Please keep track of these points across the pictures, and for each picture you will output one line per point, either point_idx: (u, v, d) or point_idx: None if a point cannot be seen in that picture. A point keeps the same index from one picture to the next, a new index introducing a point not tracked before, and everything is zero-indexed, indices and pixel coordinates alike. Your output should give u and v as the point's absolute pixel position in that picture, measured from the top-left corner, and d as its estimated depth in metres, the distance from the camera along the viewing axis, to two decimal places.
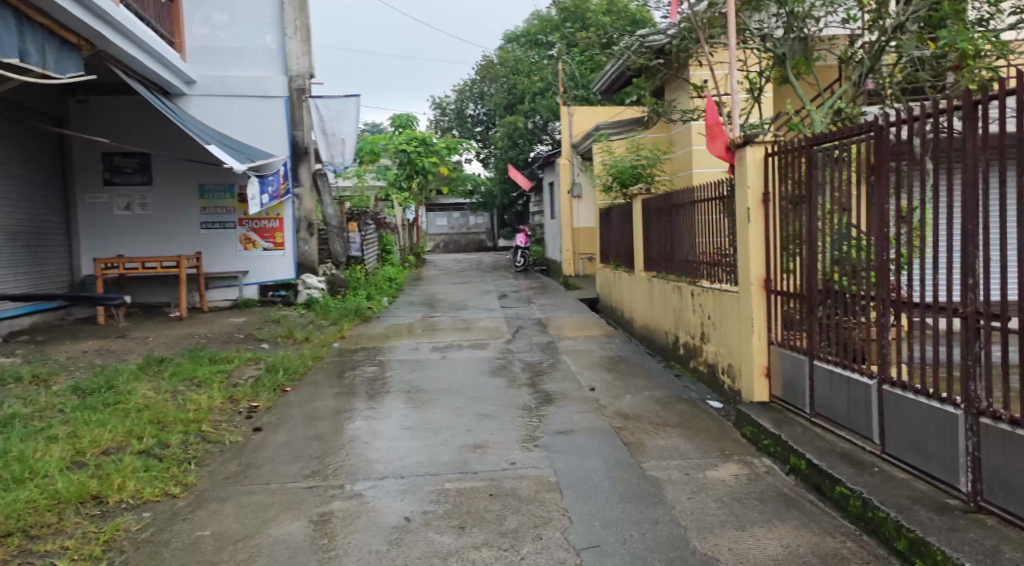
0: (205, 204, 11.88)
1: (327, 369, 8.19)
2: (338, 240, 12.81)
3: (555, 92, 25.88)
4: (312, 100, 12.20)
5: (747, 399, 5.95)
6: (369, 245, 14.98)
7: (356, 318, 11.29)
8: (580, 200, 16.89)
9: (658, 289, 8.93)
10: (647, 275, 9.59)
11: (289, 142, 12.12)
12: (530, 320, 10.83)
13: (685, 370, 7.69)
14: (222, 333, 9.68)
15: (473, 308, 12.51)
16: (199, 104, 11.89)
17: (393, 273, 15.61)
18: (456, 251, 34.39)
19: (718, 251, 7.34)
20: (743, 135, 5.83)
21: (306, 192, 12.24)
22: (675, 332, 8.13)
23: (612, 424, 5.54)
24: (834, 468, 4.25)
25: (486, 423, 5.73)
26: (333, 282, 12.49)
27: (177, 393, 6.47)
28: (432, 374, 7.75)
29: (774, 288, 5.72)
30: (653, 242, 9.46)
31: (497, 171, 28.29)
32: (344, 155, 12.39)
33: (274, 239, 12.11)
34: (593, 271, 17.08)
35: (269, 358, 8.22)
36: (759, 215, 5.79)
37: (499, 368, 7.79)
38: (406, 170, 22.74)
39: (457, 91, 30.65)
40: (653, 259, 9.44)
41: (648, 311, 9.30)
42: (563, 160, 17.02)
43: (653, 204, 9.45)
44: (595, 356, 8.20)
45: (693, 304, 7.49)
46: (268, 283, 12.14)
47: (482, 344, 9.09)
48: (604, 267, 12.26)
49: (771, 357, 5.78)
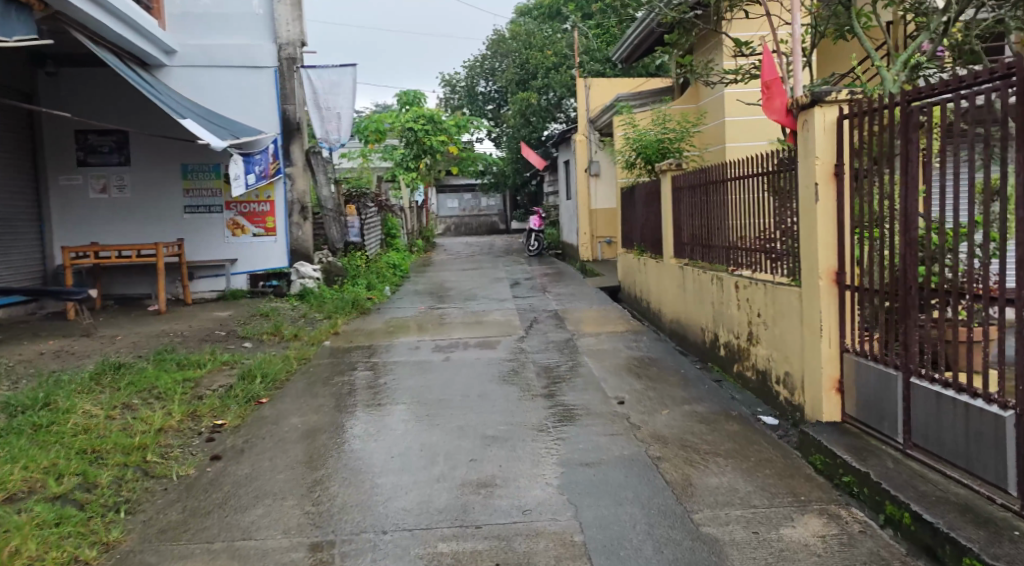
0: (188, 186, 10.86)
1: (313, 373, 7.19)
2: (335, 224, 11.89)
3: (570, 67, 24.71)
4: (305, 70, 11.05)
5: (812, 418, 4.87)
6: (371, 230, 13.90)
7: (353, 311, 10.29)
8: (597, 180, 15.78)
9: (693, 278, 7.82)
10: (678, 262, 8.50)
11: (280, 117, 11.09)
12: (545, 312, 9.79)
13: (728, 374, 6.62)
14: (201, 330, 8.70)
15: (481, 299, 11.48)
16: (180, 76, 10.83)
17: (397, 260, 14.55)
18: (467, 234, 33.29)
19: (770, 235, 6.22)
20: (809, 93, 4.69)
21: (299, 172, 11.31)
22: (714, 331, 7.03)
23: (650, 453, 4.49)
24: (957, 529, 3.21)
25: (494, 449, 4.69)
26: (329, 271, 11.47)
27: (126, 410, 5.45)
28: (432, 380, 6.71)
29: (849, 283, 4.61)
30: (686, 224, 8.35)
31: (510, 150, 27.13)
32: (341, 131, 11.22)
33: (264, 224, 11.09)
34: (611, 255, 16.02)
35: (248, 360, 7.22)
36: (829, 191, 4.66)
37: (510, 372, 6.75)
38: (413, 150, 21.69)
39: (467, 68, 29.45)
40: (686, 245, 8.33)
41: (682, 303, 8.19)
42: (580, 136, 15.91)
43: (685, 182, 8.32)
44: (620, 357, 7.14)
45: (738, 298, 6.39)
46: (259, 273, 11.14)
47: (491, 342, 8.03)
48: (626, 252, 11.20)
49: (842, 367, 4.68)
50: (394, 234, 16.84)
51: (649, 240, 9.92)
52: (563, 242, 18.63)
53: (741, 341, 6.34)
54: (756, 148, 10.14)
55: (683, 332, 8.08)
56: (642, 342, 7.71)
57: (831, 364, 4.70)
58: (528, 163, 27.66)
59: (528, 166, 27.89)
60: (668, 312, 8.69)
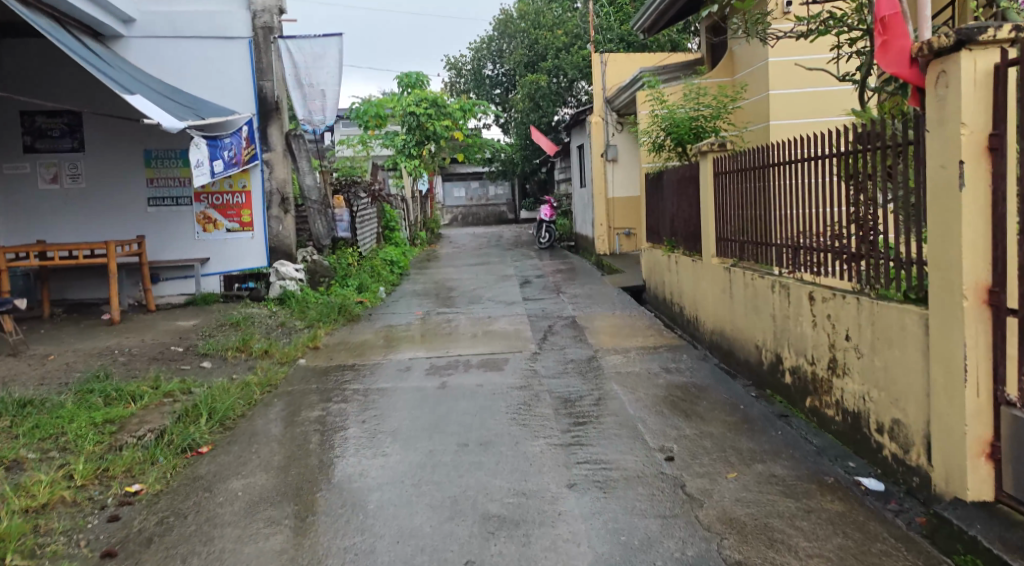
0: (152, 174, 9.50)
1: (278, 403, 5.83)
2: (320, 217, 10.35)
3: (582, 47, 23.30)
4: (284, 40, 9.58)
5: (947, 492, 3.47)
6: (365, 223, 12.47)
7: (339, 318, 8.97)
8: (616, 165, 14.38)
9: (743, 284, 6.39)
10: (723, 263, 7.06)
11: (255, 96, 9.72)
12: (562, 319, 8.39)
13: (798, 409, 5.21)
14: (156, 345, 7.39)
15: (487, 301, 10.09)
16: (140, 49, 9.45)
17: (395, 256, 13.13)
18: (474, 225, 31.86)
19: (858, 232, 4.80)
20: (952, 32, 3.28)
21: (278, 159, 9.87)
22: (775, 351, 5.61)
23: (726, 556, 3.13)
24: None
25: (500, 543, 3.35)
26: (315, 271, 10.03)
27: (11, 474, 4.10)
28: (423, 414, 5.32)
29: (1011, 305, 3.20)
30: (735, 217, 6.92)
31: (518, 136, 25.66)
32: (325, 110, 9.72)
33: (240, 218, 9.76)
34: (630, 248, 14.65)
35: (197, 388, 5.87)
36: (980, 174, 3.26)
37: (521, 405, 5.37)
38: (415, 136, 20.32)
39: (473, 50, 27.93)
40: (736, 242, 6.90)
41: (728, 312, 6.75)
42: (595, 118, 14.42)
43: (734, 166, 6.90)
44: (658, 383, 5.75)
45: (811, 313, 4.95)
46: (235, 274, 9.80)
47: (498, 361, 6.64)
48: (654, 247, 9.75)
49: (1000, 426, 3.26)
50: (392, 226, 15.43)
51: (685, 235, 8.48)
52: (577, 234, 17.20)
53: (817, 370, 4.91)
54: (801, 125, 8.75)
55: (730, 348, 6.65)
56: (681, 361, 6.31)
57: (980, 420, 3.30)
58: (537, 150, 26.24)
59: (538, 153, 26.45)
60: (710, 322, 7.27)
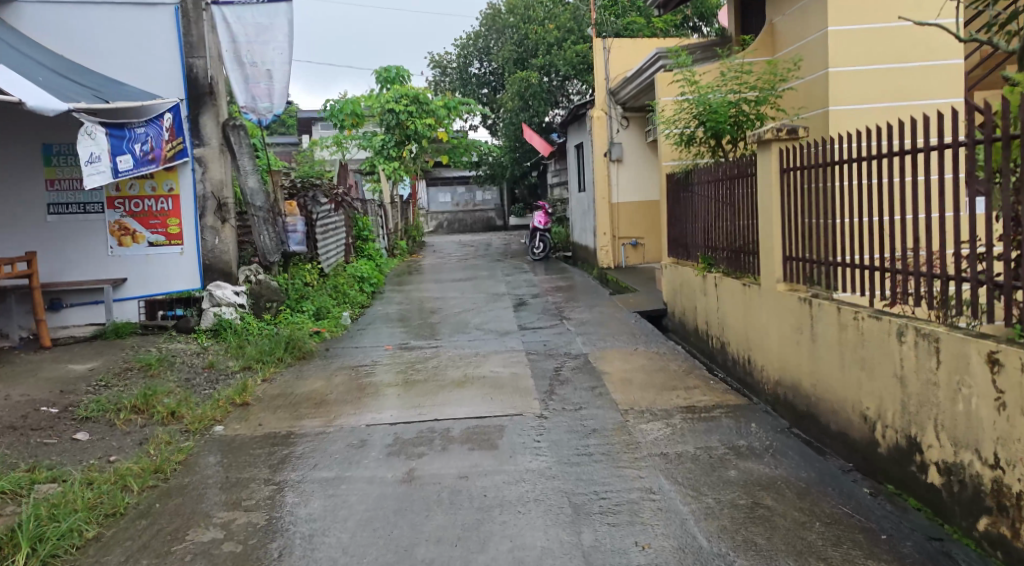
0: (52, 175, 7.52)
1: (160, 507, 3.89)
2: (268, 227, 8.18)
3: (575, 42, 21.43)
4: (218, 7, 7.73)
5: None
6: (331, 234, 10.57)
7: (285, 356, 7.06)
8: (620, 166, 12.59)
9: (831, 323, 4.55)
10: (795, 291, 5.20)
11: (183, 78, 7.77)
12: (571, 359, 6.50)
13: (956, 528, 3.41)
14: (23, 403, 5.42)
15: (475, 330, 8.19)
16: (34, 17, 7.43)
17: (365, 271, 11.20)
18: (461, 232, 29.99)
19: None
20: None
21: (214, 156, 7.91)
22: (905, 432, 3.78)
23: None
24: None
25: None
26: (260, 294, 7.98)
27: None
28: (375, 539, 3.43)
29: None
30: (812, 228, 5.10)
31: (507, 138, 23.84)
32: (273, 95, 7.87)
33: (165, 229, 7.82)
34: (637, 259, 12.86)
35: (40, 488, 3.93)
36: None
37: (525, 524, 3.48)
38: (395, 135, 18.49)
39: (459, 46, 26.08)
40: (811, 262, 5.07)
41: (805, 359, 4.91)
42: (596, 112, 12.53)
43: (807, 160, 5.06)
44: (730, 476, 3.88)
45: (995, 387, 3.16)
46: (158, 298, 7.82)
47: (490, 433, 4.73)
48: (684, 264, 7.87)
49: None
50: (365, 236, 13.51)
51: (729, 248, 6.65)
52: (575, 243, 15.35)
53: (1008, 479, 3.12)
54: (874, 111, 6.98)
55: (811, 410, 4.82)
56: (753, 434, 4.44)
57: None
58: (528, 152, 24.44)
59: (528, 155, 24.62)
60: (772, 369, 5.44)
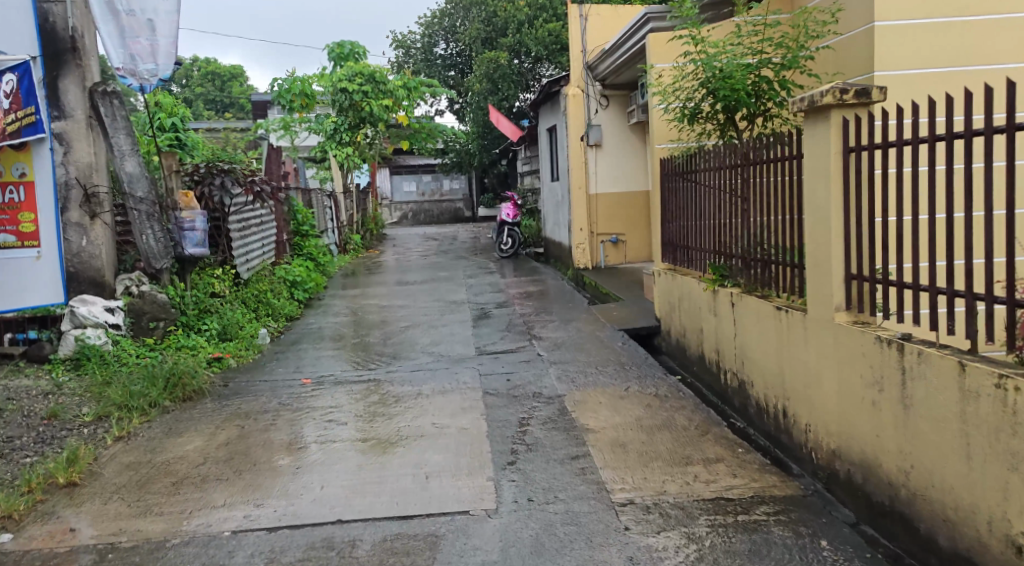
0: None
1: None
2: (153, 225, 6.37)
3: (548, 20, 20.04)
4: None
5: None
6: (256, 232, 8.82)
7: (165, 396, 5.30)
8: (599, 152, 10.94)
9: (939, 385, 2.94)
10: (863, 325, 3.58)
11: (38, 30, 5.90)
12: (543, 406, 4.85)
13: None
14: None
15: (421, 355, 6.50)
16: None
17: (299, 273, 9.44)
18: (426, 223, 28.20)
19: None
20: None
21: (80, 132, 6.11)
22: None
23: None
24: None
25: None
26: (142, 311, 6.19)
27: None
28: None
29: None
30: (889, 234, 3.45)
31: (475, 124, 22.10)
32: (158, 56, 6.17)
33: (17, 227, 5.92)
34: (617, 259, 11.26)
35: None
36: None
37: None
38: (348, 118, 16.58)
39: (423, 24, 24.19)
40: (888, 283, 3.42)
41: (892, 433, 3.26)
42: (572, 89, 10.90)
43: (885, 134, 3.38)
44: None
45: None
46: (8, 317, 5.93)
47: (416, 554, 3.08)
48: (684, 273, 6.25)
49: None
50: (305, 230, 11.69)
51: (750, 257, 5.04)
52: (547, 239, 13.71)
53: None
54: (928, 79, 5.37)
55: (899, 506, 3.24)
56: None
57: None
58: (496, 139, 22.76)
59: (497, 141, 22.91)
60: (829, 434, 3.80)
